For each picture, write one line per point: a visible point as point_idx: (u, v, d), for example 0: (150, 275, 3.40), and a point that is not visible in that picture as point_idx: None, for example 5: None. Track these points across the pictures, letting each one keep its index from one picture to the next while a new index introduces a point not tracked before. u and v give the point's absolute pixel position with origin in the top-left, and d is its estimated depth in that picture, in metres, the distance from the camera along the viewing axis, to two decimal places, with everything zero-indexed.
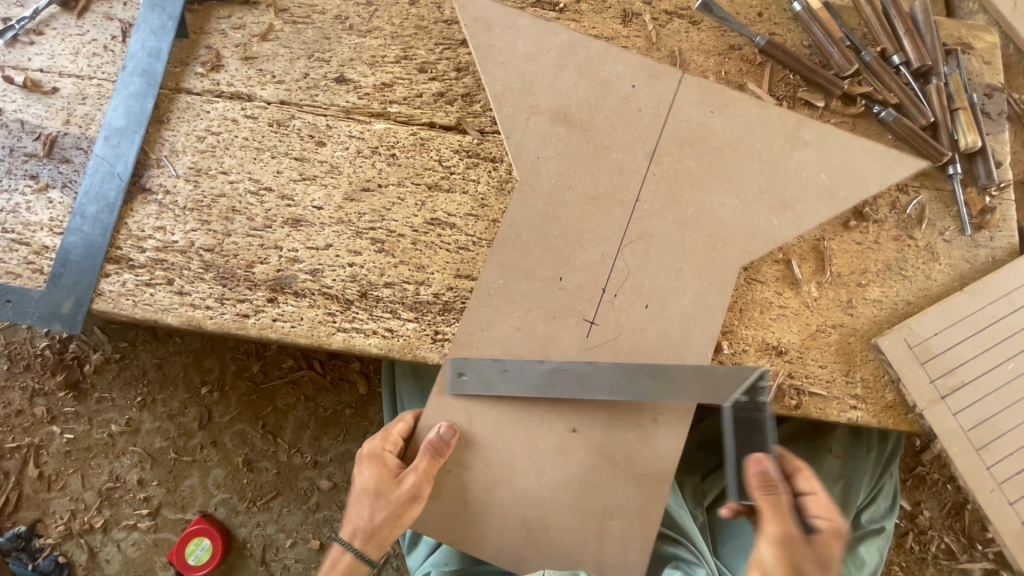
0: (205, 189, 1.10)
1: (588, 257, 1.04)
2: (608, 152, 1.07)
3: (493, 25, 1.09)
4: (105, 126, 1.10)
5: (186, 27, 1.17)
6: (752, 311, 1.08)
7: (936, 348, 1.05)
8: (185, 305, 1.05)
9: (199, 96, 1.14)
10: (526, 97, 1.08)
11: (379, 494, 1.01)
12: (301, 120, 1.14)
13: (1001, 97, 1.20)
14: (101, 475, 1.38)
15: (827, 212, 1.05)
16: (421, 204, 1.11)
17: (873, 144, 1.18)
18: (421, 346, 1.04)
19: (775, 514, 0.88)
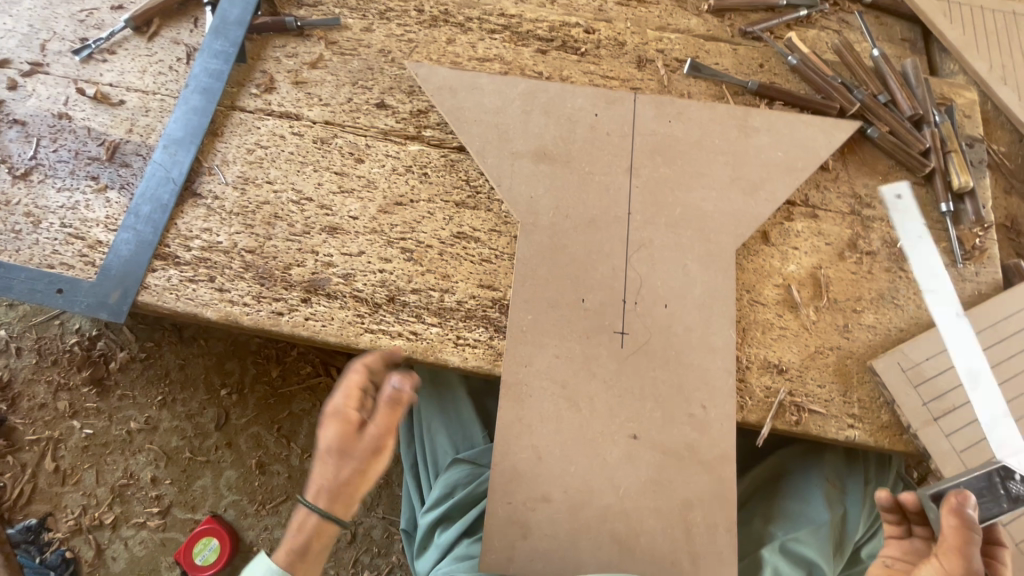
0: (251, 196, 1.19)
1: (601, 275, 1.15)
2: (591, 177, 1.21)
3: (457, 89, 1.25)
4: (164, 136, 1.21)
5: (245, 53, 1.30)
6: (755, 330, 1.15)
7: (929, 371, 1.11)
8: (224, 301, 1.11)
9: (251, 113, 1.25)
10: (506, 145, 1.22)
11: (340, 442, 0.95)
12: (343, 138, 1.24)
13: (981, 147, 1.32)
14: (116, 471, 1.40)
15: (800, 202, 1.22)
16: (448, 219, 1.20)
17: (865, 183, 1.28)
18: (444, 348, 1.11)
19: (959, 549, 0.83)
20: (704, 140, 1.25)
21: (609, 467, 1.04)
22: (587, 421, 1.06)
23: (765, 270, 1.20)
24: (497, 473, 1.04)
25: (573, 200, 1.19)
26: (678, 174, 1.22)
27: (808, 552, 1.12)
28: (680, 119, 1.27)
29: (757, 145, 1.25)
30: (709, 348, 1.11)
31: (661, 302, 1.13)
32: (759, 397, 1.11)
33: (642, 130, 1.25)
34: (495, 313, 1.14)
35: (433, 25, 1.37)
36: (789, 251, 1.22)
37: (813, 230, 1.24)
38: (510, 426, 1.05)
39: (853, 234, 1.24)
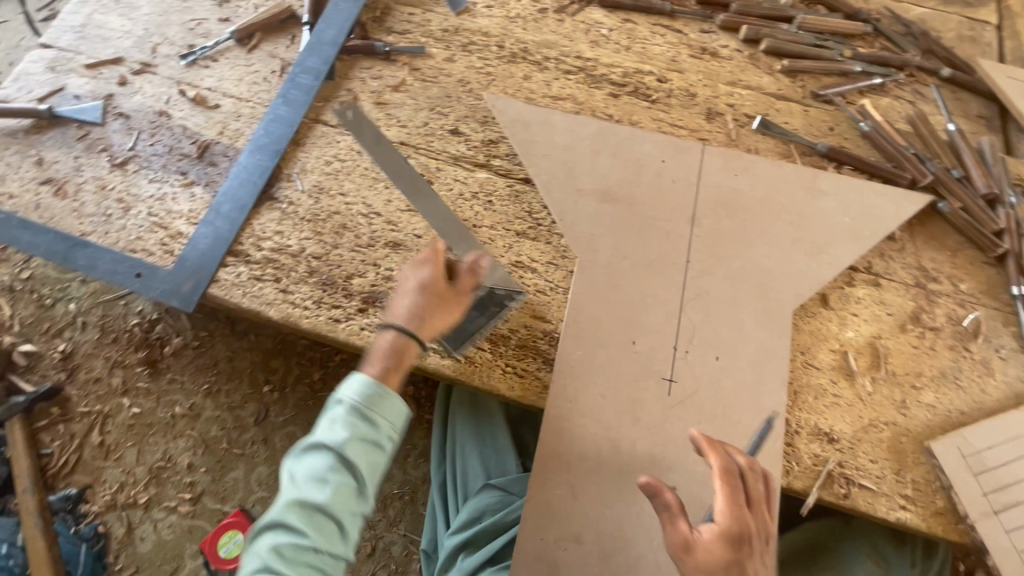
0: (323, 205, 1.25)
1: (655, 319, 1.15)
2: (653, 222, 1.22)
3: (531, 123, 1.29)
4: (251, 141, 1.29)
5: (334, 71, 1.38)
6: (807, 394, 1.13)
7: (989, 461, 1.06)
8: (287, 303, 1.16)
9: (333, 128, 1.32)
10: (572, 181, 1.24)
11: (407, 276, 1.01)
12: (416, 160, 1.30)
13: None
14: (155, 452, 1.45)
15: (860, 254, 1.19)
16: (508, 247, 1.23)
17: (930, 258, 1.26)
18: (490, 374, 1.12)
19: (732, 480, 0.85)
20: (768, 197, 1.25)
21: (644, 515, 1.02)
22: (626, 465, 1.05)
23: (822, 333, 1.18)
24: (529, 506, 1.02)
25: (633, 242, 1.20)
26: (739, 227, 1.22)
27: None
28: (745, 174, 1.28)
29: (822, 207, 1.24)
30: (758, 408, 1.09)
31: (712, 354, 1.12)
32: (806, 465, 1.08)
33: (708, 182, 1.27)
34: (545, 345, 1.15)
35: (512, 61, 1.42)
36: (847, 317, 1.20)
37: (874, 298, 1.22)
38: (548, 460, 1.05)
39: (916, 307, 1.21)
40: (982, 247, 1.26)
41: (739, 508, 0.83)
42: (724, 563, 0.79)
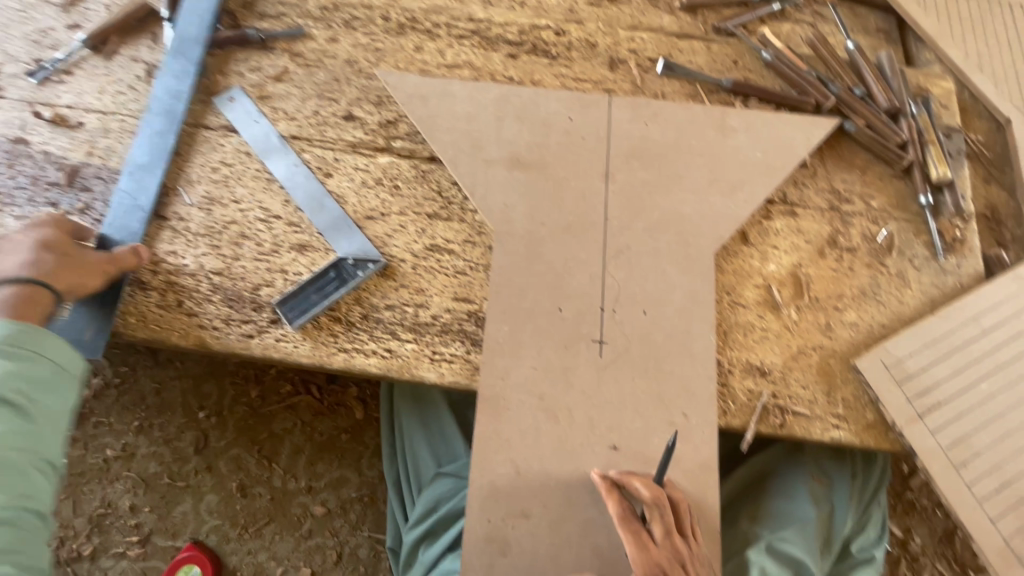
0: (217, 216, 1.16)
1: (579, 283, 1.12)
2: (566, 184, 1.19)
3: (428, 96, 1.22)
4: (129, 162, 1.17)
5: (204, 69, 1.26)
6: (736, 333, 1.14)
7: (911, 368, 1.10)
8: (192, 326, 1.08)
9: (215, 131, 1.22)
10: (479, 153, 1.19)
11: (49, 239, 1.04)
12: (310, 153, 1.22)
13: (959, 137, 1.31)
14: (93, 501, 1.37)
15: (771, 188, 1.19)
16: (421, 232, 1.17)
17: (843, 179, 1.26)
18: (419, 365, 1.08)
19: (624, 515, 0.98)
20: (678, 141, 1.23)
21: (591, 478, 1.02)
22: (567, 433, 1.04)
23: (745, 271, 1.18)
24: (474, 490, 1.01)
25: (548, 207, 1.17)
26: (652, 177, 1.20)
27: (796, 552, 1.10)
28: (654, 120, 1.24)
29: (733, 144, 1.23)
30: (689, 355, 1.09)
31: (639, 309, 1.11)
32: (742, 401, 1.10)
33: (617, 134, 1.23)
34: (471, 327, 1.12)
35: (400, 32, 1.33)
36: (768, 250, 1.20)
37: (792, 228, 1.22)
38: (488, 442, 1.03)
39: (833, 231, 1.22)
40: (889, 161, 1.28)
41: (643, 551, 0.95)
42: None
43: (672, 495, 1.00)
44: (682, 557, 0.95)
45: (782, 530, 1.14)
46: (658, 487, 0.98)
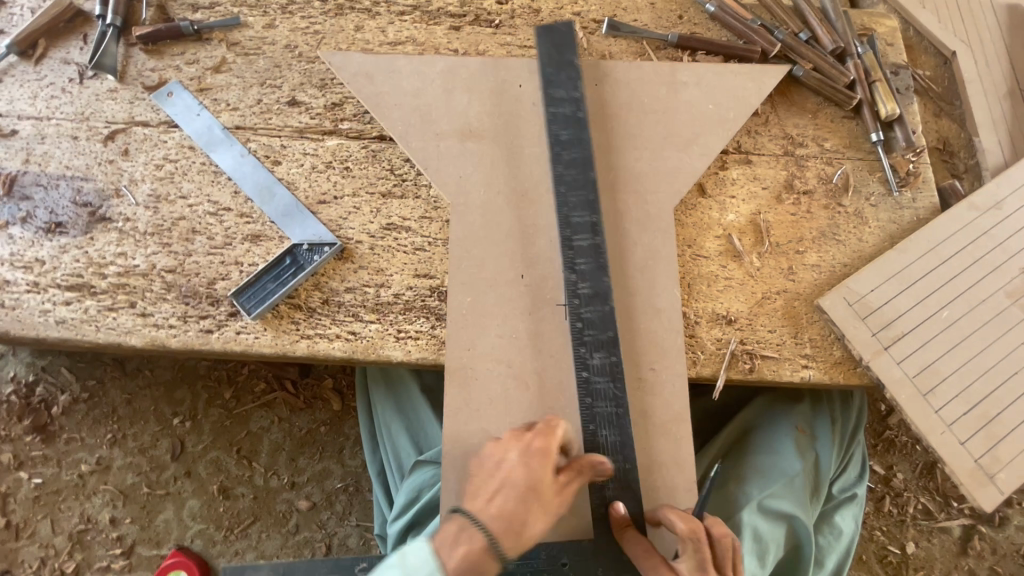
0: (165, 214, 1.13)
1: (539, 249, 1.12)
2: (520, 151, 1.17)
3: (374, 73, 1.20)
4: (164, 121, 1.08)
5: (115, 67, 1.22)
6: (700, 284, 1.14)
7: (874, 303, 1.11)
8: (149, 326, 1.06)
9: (155, 128, 1.19)
10: (429, 127, 1.17)
11: None
12: (256, 142, 1.19)
13: (907, 74, 1.31)
14: (72, 517, 1.35)
15: (724, 138, 1.19)
16: (376, 212, 1.15)
17: (796, 124, 1.26)
18: (384, 345, 1.07)
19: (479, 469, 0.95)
20: (628, 98, 1.22)
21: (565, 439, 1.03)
22: (537, 398, 1.05)
23: (705, 223, 1.18)
24: (449, 461, 1.03)
25: (502, 176, 1.16)
26: (604, 137, 1.19)
27: (786, 506, 1.12)
28: (602, 79, 1.23)
29: (685, 99, 1.22)
30: (654, 310, 1.09)
31: (601, 268, 1.11)
32: (710, 351, 1.10)
33: (567, 97, 1.21)
34: (435, 302, 1.10)
35: (339, 13, 1.30)
36: (726, 200, 1.20)
37: (749, 176, 1.22)
38: (458, 411, 1.04)
39: (789, 175, 1.22)
40: (840, 102, 1.27)
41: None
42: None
43: (711, 527, 0.92)
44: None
45: (770, 486, 1.14)
46: (694, 519, 0.92)
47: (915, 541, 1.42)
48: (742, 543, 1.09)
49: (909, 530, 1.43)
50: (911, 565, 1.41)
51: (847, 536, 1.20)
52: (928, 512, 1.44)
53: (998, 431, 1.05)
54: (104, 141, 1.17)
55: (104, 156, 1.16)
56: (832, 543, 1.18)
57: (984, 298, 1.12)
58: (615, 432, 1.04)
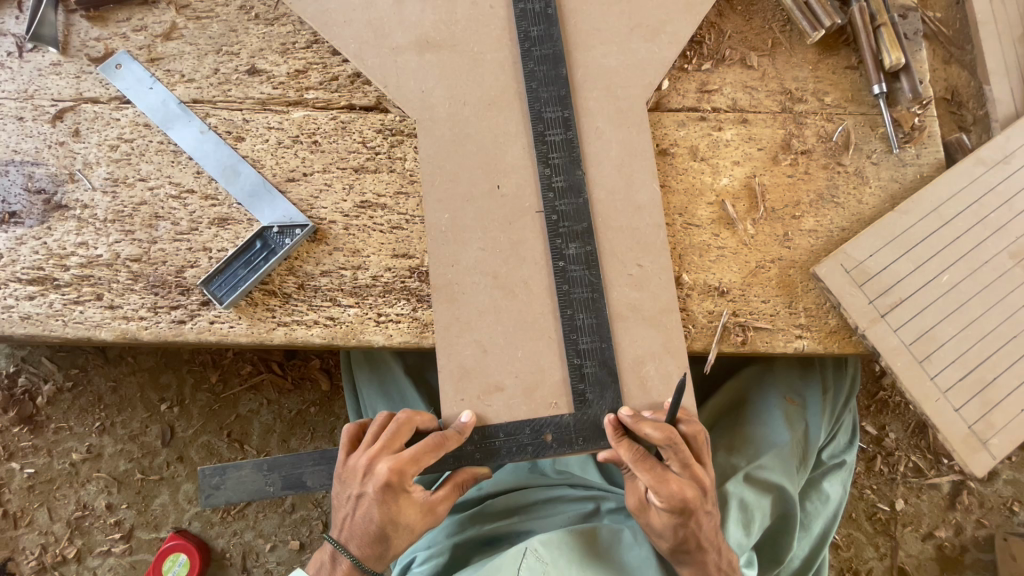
0: (125, 199, 1.07)
1: (522, 223, 1.06)
2: (492, 87, 1.10)
3: (331, 14, 1.11)
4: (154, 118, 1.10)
5: (55, 40, 1.12)
6: (692, 255, 1.09)
7: (872, 269, 1.06)
8: (118, 319, 1.02)
9: (107, 104, 1.10)
10: (394, 66, 1.10)
11: None
12: (216, 117, 1.11)
13: (915, 17, 1.21)
14: (68, 505, 1.36)
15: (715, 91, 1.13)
16: (349, 188, 1.09)
17: (794, 77, 1.18)
18: (365, 330, 1.03)
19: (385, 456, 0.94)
20: (614, 49, 1.12)
21: (558, 413, 1.01)
22: (525, 306, 1.04)
23: (696, 188, 1.12)
24: (443, 373, 1.02)
25: (472, 108, 1.09)
26: (590, 99, 1.11)
27: (775, 477, 1.11)
28: (588, 35, 1.13)
29: (663, 18, 1.13)
30: (642, 284, 1.05)
31: (589, 238, 1.06)
32: (702, 323, 1.06)
33: (534, 15, 1.13)
34: (415, 283, 1.06)
35: None
36: (719, 163, 1.13)
37: (743, 137, 1.14)
38: (449, 326, 1.03)
39: (786, 135, 1.15)
40: (804, 34, 1.18)
41: (664, 484, 0.93)
42: (670, 522, 0.94)
43: (687, 429, 0.96)
44: (703, 486, 0.94)
45: (759, 458, 1.14)
46: (669, 425, 0.94)
47: (905, 499, 1.45)
48: (728, 514, 1.09)
49: (899, 487, 1.45)
50: (899, 521, 1.44)
51: (834, 501, 1.21)
52: (919, 470, 1.45)
53: (994, 396, 1.03)
54: (52, 122, 1.10)
55: (53, 138, 1.09)
56: (819, 508, 1.19)
57: (986, 260, 1.08)
58: (605, 407, 1.02)
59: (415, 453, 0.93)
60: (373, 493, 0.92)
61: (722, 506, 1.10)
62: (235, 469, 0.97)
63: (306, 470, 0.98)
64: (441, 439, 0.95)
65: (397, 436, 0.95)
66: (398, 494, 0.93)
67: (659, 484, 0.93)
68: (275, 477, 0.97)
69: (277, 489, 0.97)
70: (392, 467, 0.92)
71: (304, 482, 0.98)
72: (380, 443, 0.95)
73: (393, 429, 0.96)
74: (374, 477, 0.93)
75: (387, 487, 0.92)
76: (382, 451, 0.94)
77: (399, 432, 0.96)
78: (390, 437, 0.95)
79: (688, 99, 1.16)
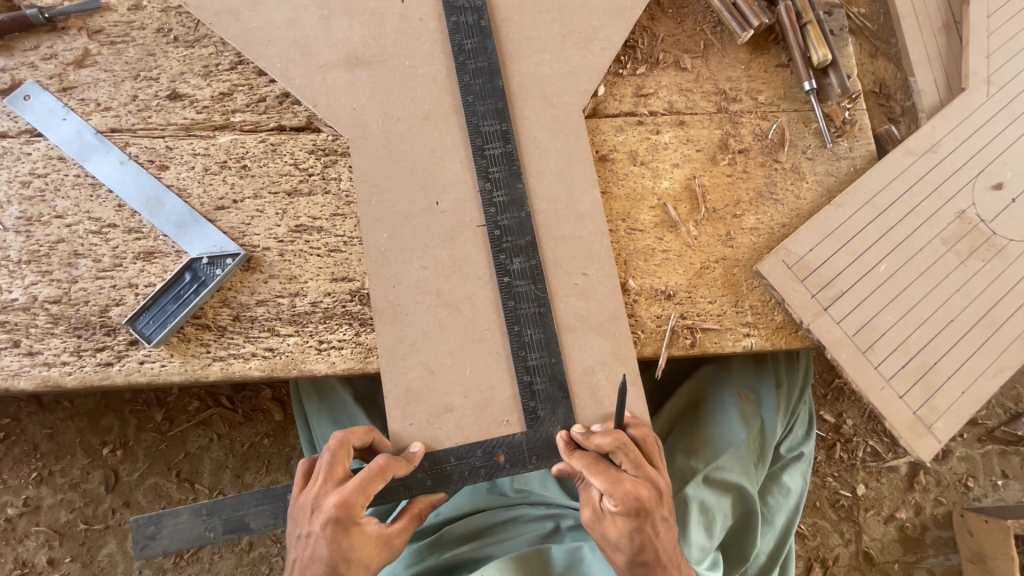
0: (40, 237, 1.01)
1: (463, 239, 1.04)
2: (426, 100, 1.08)
3: (254, 34, 1.07)
4: (69, 151, 1.04)
5: None
6: (637, 260, 1.08)
7: (813, 263, 1.08)
8: (38, 365, 0.96)
9: (16, 138, 1.04)
10: (322, 84, 1.07)
11: None
12: (137, 146, 1.06)
13: (840, 13, 1.24)
14: (6, 564, 1.28)
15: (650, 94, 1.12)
16: (282, 213, 1.05)
17: (728, 77, 1.19)
18: (306, 359, 0.99)
19: (330, 488, 0.89)
20: (546, 58, 1.11)
21: (510, 430, 0.99)
22: (471, 324, 1.02)
23: (638, 193, 1.12)
24: (390, 400, 0.99)
25: (406, 124, 1.07)
26: (526, 109, 1.10)
27: (733, 476, 1.12)
28: (521, 44, 1.12)
29: (594, 24, 1.13)
30: (588, 293, 1.04)
31: (531, 249, 1.04)
32: (651, 329, 1.06)
33: (466, 27, 1.11)
34: (356, 306, 1.02)
35: None
36: (659, 167, 1.13)
37: (681, 139, 1.15)
38: (393, 350, 1.00)
39: (723, 134, 1.16)
40: (734, 34, 1.19)
41: (617, 485, 0.91)
42: (626, 528, 0.91)
43: (635, 434, 0.97)
44: (658, 487, 0.93)
45: (716, 459, 1.14)
46: (617, 430, 0.96)
47: (865, 483, 1.47)
48: (689, 518, 1.09)
49: (859, 472, 1.47)
50: (861, 506, 1.47)
51: (795, 493, 1.22)
52: (877, 454, 1.48)
53: (935, 380, 1.05)
54: None
55: None
56: (780, 502, 1.20)
57: (920, 247, 1.10)
58: (558, 421, 1.00)
59: (362, 479, 0.89)
60: (322, 531, 0.87)
61: (683, 511, 1.10)
62: (172, 517, 0.92)
63: (248, 511, 0.93)
64: (387, 463, 0.91)
65: (340, 462, 0.91)
66: (347, 530, 0.87)
67: (612, 485, 0.91)
68: (215, 522, 0.93)
69: (217, 534, 0.92)
70: (339, 499, 0.87)
71: (246, 525, 0.93)
72: (324, 475, 0.90)
73: (333, 457, 0.91)
74: (321, 514, 0.87)
75: (335, 522, 0.86)
76: (325, 483, 0.89)
77: (341, 459, 0.91)
78: (333, 465, 0.90)
79: (625, 104, 1.16)
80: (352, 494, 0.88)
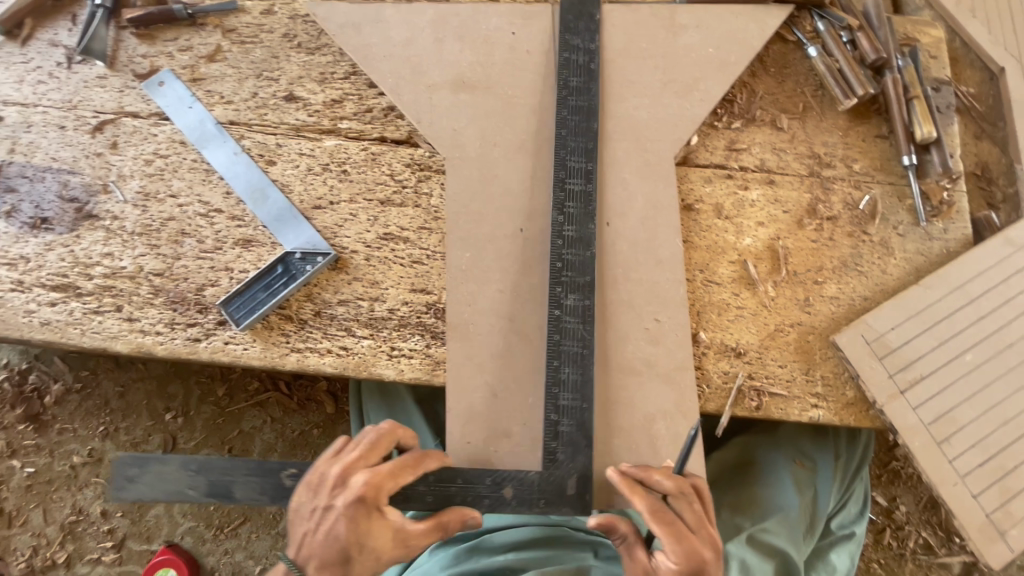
0: (154, 213, 1.09)
1: (542, 269, 1.06)
2: (523, 130, 1.11)
3: (371, 49, 1.14)
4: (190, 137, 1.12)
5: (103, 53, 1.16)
6: (710, 313, 1.08)
7: (894, 342, 1.05)
8: (134, 332, 1.03)
9: (146, 120, 1.13)
10: (427, 103, 1.12)
11: None
12: (251, 140, 1.13)
13: (949, 91, 1.21)
14: (64, 508, 1.36)
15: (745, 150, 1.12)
16: (373, 220, 1.10)
17: (824, 142, 1.18)
18: (377, 363, 1.03)
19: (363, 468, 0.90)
20: (645, 102, 1.13)
21: (564, 465, 1.00)
22: (539, 353, 1.03)
23: (719, 246, 1.11)
24: (451, 415, 1.01)
25: (502, 151, 1.10)
26: (619, 150, 1.12)
27: (780, 542, 1.07)
28: (622, 86, 1.14)
29: (696, 76, 1.14)
30: (659, 339, 1.04)
31: (607, 287, 1.05)
32: (716, 384, 1.05)
33: (571, 63, 1.14)
34: (430, 319, 1.06)
35: None
36: (743, 223, 1.13)
37: (769, 198, 1.14)
38: (461, 367, 1.02)
39: (812, 199, 1.15)
40: (836, 100, 1.19)
41: (680, 538, 0.89)
42: None
43: (696, 485, 0.96)
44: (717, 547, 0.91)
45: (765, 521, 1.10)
46: (681, 478, 0.95)
47: None
48: None
49: (907, 563, 1.40)
50: None
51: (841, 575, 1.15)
52: (929, 547, 1.41)
53: (1013, 485, 1.00)
54: (92, 133, 1.12)
55: (92, 148, 1.12)
56: None
57: (1011, 342, 1.06)
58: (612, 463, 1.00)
59: (395, 467, 0.90)
60: (342, 508, 0.87)
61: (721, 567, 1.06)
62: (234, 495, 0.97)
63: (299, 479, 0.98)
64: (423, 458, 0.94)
65: (377, 447, 0.92)
66: (369, 512, 0.88)
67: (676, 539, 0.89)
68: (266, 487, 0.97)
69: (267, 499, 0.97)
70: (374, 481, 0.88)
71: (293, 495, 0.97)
72: (359, 454, 0.91)
73: (373, 440, 0.93)
74: (347, 491, 0.88)
75: (359, 502, 0.87)
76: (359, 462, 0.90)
77: (380, 444, 0.93)
78: (371, 448, 0.92)
79: (716, 156, 1.16)
80: (387, 480, 0.89)
